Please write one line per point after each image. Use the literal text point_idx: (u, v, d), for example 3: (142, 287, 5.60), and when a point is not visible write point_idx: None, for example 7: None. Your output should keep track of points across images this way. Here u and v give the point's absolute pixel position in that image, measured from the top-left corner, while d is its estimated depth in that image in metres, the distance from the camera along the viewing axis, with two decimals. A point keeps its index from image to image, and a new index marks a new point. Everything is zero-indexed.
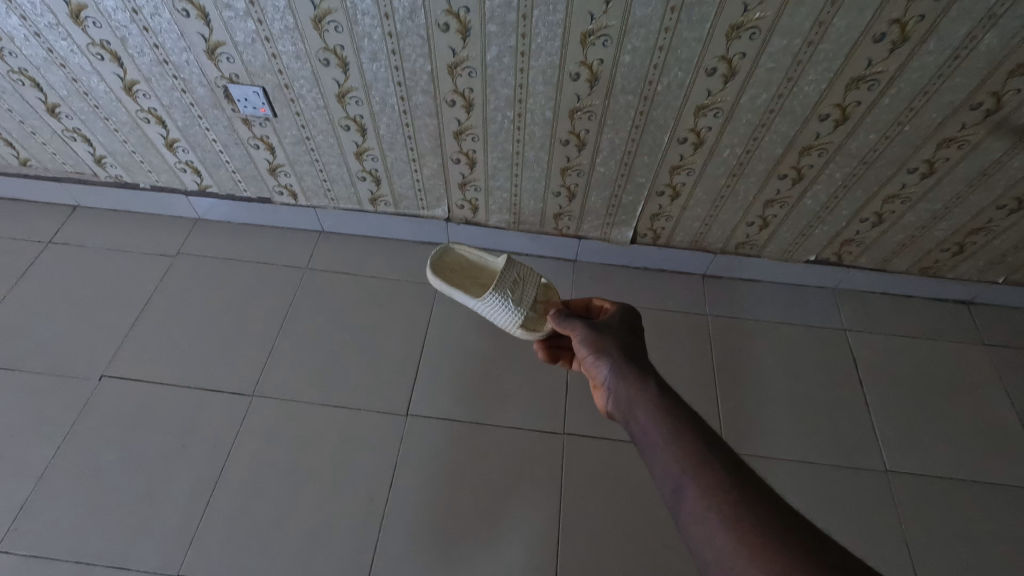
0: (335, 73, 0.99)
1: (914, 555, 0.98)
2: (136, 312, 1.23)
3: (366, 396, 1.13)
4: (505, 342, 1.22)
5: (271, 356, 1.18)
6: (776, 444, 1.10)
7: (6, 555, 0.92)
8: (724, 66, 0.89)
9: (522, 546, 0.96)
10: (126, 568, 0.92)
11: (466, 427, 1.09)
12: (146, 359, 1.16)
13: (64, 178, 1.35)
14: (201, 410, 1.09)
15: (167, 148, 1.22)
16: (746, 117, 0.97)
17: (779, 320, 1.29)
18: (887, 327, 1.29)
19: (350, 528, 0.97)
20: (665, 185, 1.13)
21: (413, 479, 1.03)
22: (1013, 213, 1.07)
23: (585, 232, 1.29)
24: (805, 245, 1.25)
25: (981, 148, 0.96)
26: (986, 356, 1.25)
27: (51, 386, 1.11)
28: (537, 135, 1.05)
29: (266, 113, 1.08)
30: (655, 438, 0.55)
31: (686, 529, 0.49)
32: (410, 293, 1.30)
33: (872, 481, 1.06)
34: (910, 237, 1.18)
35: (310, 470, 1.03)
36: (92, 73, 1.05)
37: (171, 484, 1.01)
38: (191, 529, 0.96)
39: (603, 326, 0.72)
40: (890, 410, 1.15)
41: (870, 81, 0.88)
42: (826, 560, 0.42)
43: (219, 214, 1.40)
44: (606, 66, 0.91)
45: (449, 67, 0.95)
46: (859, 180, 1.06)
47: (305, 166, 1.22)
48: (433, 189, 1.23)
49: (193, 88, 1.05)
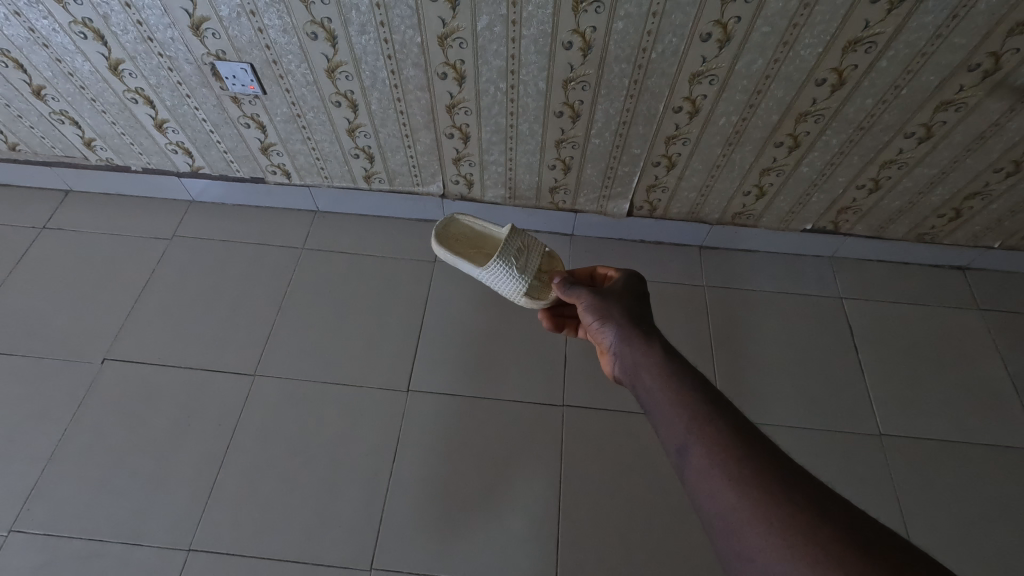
0: (323, 47, 0.97)
1: (905, 513, 1.01)
2: (135, 295, 1.23)
3: (368, 372, 1.14)
4: (504, 316, 1.23)
5: (271, 337, 1.18)
6: (773, 410, 1.12)
7: (20, 534, 0.94)
8: (719, 31, 0.88)
9: (524, 514, 0.99)
10: (138, 544, 0.94)
11: (467, 399, 1.11)
12: (148, 341, 1.17)
13: (54, 162, 1.34)
14: (205, 390, 1.11)
15: (157, 129, 1.20)
16: (742, 84, 0.95)
17: (775, 290, 1.30)
18: (883, 294, 1.30)
19: (357, 500, 1.00)
20: (661, 155, 1.12)
21: (416, 452, 1.04)
22: (1010, 176, 1.07)
23: (581, 206, 1.29)
24: (802, 214, 1.24)
25: (979, 110, 0.95)
26: (981, 322, 1.26)
27: (54, 370, 1.12)
28: (530, 107, 1.04)
29: (255, 90, 1.06)
30: (663, 400, 0.56)
31: (689, 485, 0.51)
32: (408, 271, 1.30)
33: (866, 444, 1.08)
34: (907, 203, 1.17)
35: (315, 446, 1.05)
36: (76, 53, 1.03)
37: (179, 462, 1.02)
38: (200, 506, 0.98)
39: (608, 292, 0.73)
40: (885, 374, 1.17)
41: (867, 43, 0.86)
42: (828, 514, 0.43)
43: (213, 196, 1.39)
44: (599, 34, 0.90)
45: (439, 38, 0.94)
46: (856, 147, 1.05)
47: (297, 145, 1.21)
48: (427, 164, 1.22)
49: (180, 66, 1.04)
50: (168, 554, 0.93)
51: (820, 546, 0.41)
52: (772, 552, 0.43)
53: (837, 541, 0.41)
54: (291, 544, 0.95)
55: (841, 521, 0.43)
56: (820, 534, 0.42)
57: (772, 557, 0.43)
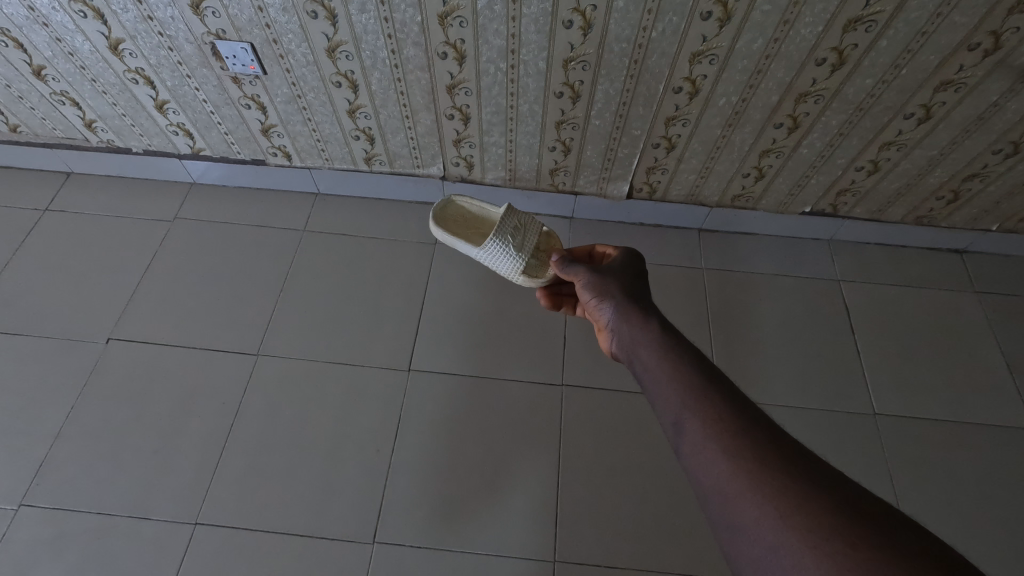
0: (323, 26, 0.97)
1: (898, 490, 1.03)
2: (138, 277, 1.24)
3: (369, 351, 1.16)
4: (504, 297, 1.24)
5: (273, 318, 1.19)
6: (769, 390, 1.13)
7: (30, 508, 0.96)
8: (719, 10, 0.87)
9: (523, 490, 1.01)
10: (146, 518, 0.96)
11: (468, 379, 1.12)
12: (152, 321, 1.18)
13: (55, 144, 1.34)
14: (210, 369, 1.12)
15: (157, 110, 1.20)
16: (742, 64, 0.95)
17: (772, 273, 1.31)
18: (879, 276, 1.31)
19: (359, 475, 1.02)
20: (660, 136, 1.12)
21: (417, 431, 1.06)
22: (1008, 158, 1.07)
23: (581, 188, 1.29)
24: (801, 196, 1.25)
25: (978, 90, 0.95)
26: (977, 304, 1.27)
27: (60, 350, 1.14)
28: (530, 87, 1.04)
29: (256, 70, 1.07)
30: (659, 376, 0.58)
31: (683, 458, 0.52)
32: (409, 253, 1.31)
33: (861, 423, 1.10)
34: (905, 185, 1.18)
35: (317, 424, 1.07)
36: (76, 32, 1.03)
37: (185, 439, 1.04)
38: (206, 481, 1.00)
39: (606, 270, 0.74)
40: (880, 355, 1.19)
41: (867, 22, 0.87)
42: (817, 484, 0.45)
43: (214, 178, 1.39)
44: (599, 12, 0.90)
45: (440, 17, 0.94)
46: (855, 128, 1.05)
47: (297, 127, 1.21)
48: (427, 146, 1.23)
49: (180, 46, 1.04)
50: (176, 527, 0.95)
51: (811, 514, 0.43)
52: (763, 521, 0.44)
53: (828, 510, 0.43)
54: (296, 518, 0.97)
55: (833, 492, 0.44)
56: (810, 502, 0.44)
57: (763, 526, 0.44)
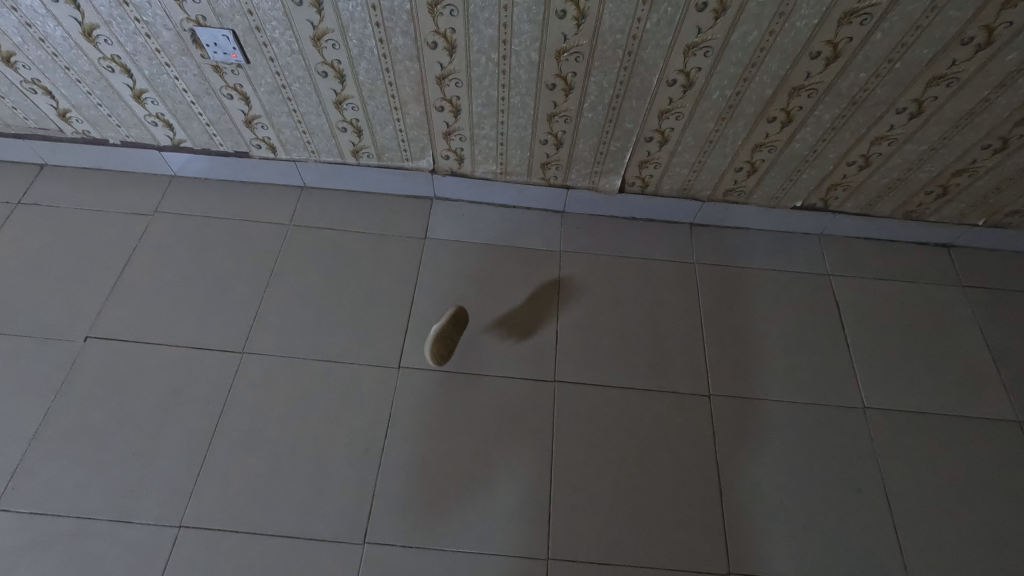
0: (308, 13, 0.94)
1: (888, 484, 1.03)
2: (116, 273, 1.20)
3: (358, 348, 1.13)
4: (495, 293, 1.22)
5: (259, 315, 1.16)
6: (762, 384, 1.13)
7: (6, 513, 0.93)
8: (715, 0, 0.86)
9: (515, 488, 1.00)
10: (128, 522, 0.93)
11: (459, 377, 1.11)
12: (132, 318, 1.15)
13: (28, 135, 1.29)
14: (193, 368, 1.09)
15: (135, 100, 1.16)
16: (737, 56, 0.94)
17: (764, 267, 1.31)
18: (869, 271, 1.32)
19: (349, 475, 1.00)
20: (654, 130, 1.11)
21: (407, 430, 1.04)
22: (997, 153, 1.08)
23: (573, 182, 1.28)
24: (793, 190, 1.25)
25: (970, 85, 0.95)
26: (964, 298, 1.28)
27: (35, 348, 1.10)
28: (522, 79, 1.02)
29: (238, 59, 1.03)
30: None
31: None
32: (398, 248, 1.28)
33: (851, 418, 1.10)
34: (896, 179, 1.18)
35: (305, 423, 1.04)
36: (47, 17, 0.99)
37: (167, 440, 1.01)
38: (190, 483, 0.97)
39: None
40: (870, 350, 1.19)
41: (862, 15, 0.86)
42: None
43: (195, 171, 1.35)
44: (593, 2, 0.88)
45: (429, 5, 0.91)
46: (848, 122, 1.05)
47: (282, 118, 1.17)
48: (416, 138, 1.20)
49: (158, 33, 1.00)
50: (159, 531, 0.93)
51: None
52: None
53: None
54: (284, 519, 0.95)
55: None
56: None
57: None
